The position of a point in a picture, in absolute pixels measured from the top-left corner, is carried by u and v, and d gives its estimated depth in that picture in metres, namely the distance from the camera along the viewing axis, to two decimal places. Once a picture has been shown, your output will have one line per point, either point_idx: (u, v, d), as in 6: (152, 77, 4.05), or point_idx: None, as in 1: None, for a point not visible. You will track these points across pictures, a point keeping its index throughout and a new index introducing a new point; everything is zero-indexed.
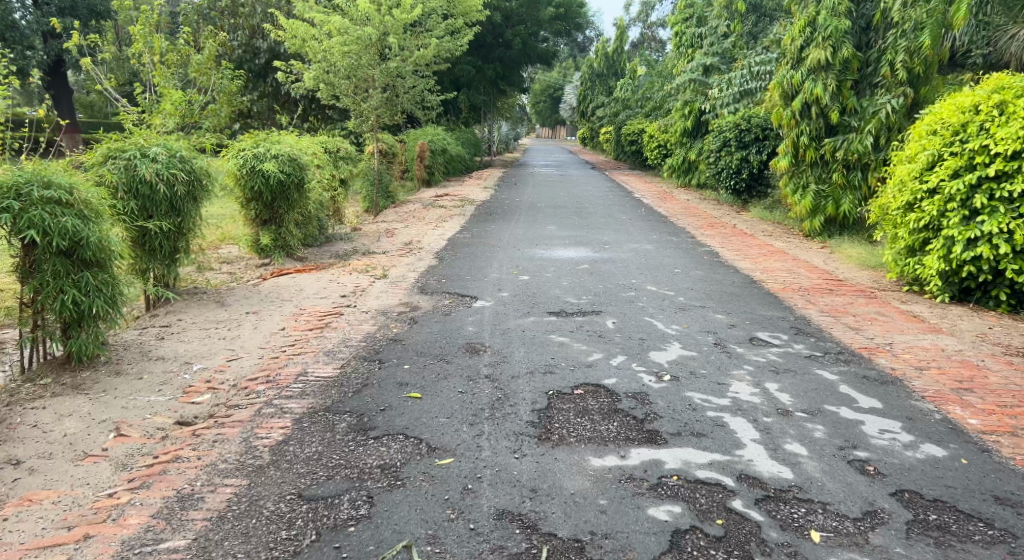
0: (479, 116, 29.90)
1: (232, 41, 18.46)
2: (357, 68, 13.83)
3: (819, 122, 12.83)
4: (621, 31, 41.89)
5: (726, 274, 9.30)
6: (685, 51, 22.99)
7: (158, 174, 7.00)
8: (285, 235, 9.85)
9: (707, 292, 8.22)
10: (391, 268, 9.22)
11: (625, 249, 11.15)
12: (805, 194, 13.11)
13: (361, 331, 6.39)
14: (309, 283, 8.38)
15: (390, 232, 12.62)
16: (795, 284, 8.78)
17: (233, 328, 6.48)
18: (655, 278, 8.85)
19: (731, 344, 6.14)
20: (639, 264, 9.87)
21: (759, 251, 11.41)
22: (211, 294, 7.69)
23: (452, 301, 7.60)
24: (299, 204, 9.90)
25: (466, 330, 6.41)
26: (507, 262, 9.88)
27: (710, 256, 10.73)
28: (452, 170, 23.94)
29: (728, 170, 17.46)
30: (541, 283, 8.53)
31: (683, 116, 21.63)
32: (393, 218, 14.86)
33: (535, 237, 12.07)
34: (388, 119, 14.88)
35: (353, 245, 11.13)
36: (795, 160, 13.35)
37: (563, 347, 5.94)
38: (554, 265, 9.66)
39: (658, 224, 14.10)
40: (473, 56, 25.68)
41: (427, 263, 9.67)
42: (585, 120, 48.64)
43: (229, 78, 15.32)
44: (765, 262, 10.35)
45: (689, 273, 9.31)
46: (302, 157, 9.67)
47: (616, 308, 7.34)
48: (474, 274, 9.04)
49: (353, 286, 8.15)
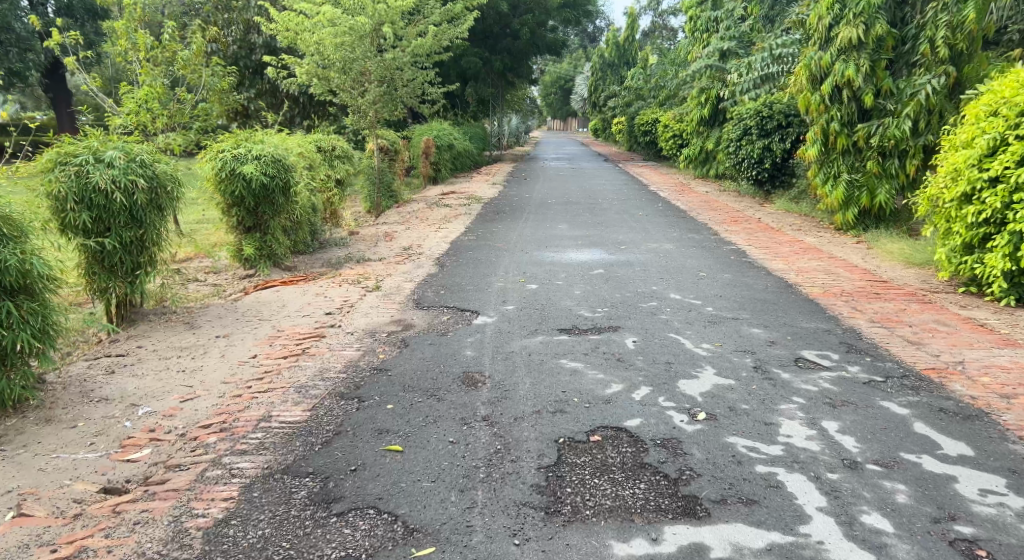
0: (487, 110, 29.03)
1: (226, 37, 17.67)
2: (352, 60, 13.06)
3: (852, 106, 11.87)
4: (632, 19, 40.92)
5: (757, 277, 8.40)
6: (700, 36, 22.03)
7: (114, 181, 6.16)
8: (272, 243, 9.03)
9: (737, 299, 7.33)
10: (386, 278, 8.40)
11: (644, 249, 10.27)
12: (836, 184, 12.15)
13: (343, 359, 5.56)
14: (293, 298, 7.55)
15: (390, 235, 11.80)
16: (835, 288, 7.87)
17: (197, 357, 5.62)
18: (678, 284, 7.96)
19: (772, 368, 5.26)
20: (659, 267, 9.00)
21: (790, 249, 10.49)
22: (182, 315, 6.85)
23: (451, 317, 6.77)
24: (286, 209, 9.09)
25: (463, 354, 5.56)
26: (514, 268, 9.02)
27: (737, 256, 9.81)
28: (459, 166, 23.08)
29: (750, 160, 16.51)
30: (551, 292, 7.67)
31: (699, 104, 20.95)
32: (396, 220, 14.03)
33: (545, 237, 11.20)
34: (387, 114, 14.06)
35: (348, 252, 10.32)
36: (825, 149, 12.39)
37: (576, 375, 5.09)
38: (566, 270, 8.79)
39: (677, 220, 13.18)
40: (479, 47, 24.80)
41: (426, 271, 8.85)
42: (596, 111, 47.70)
43: (222, 75, 14.56)
44: (797, 262, 9.42)
45: (715, 276, 8.41)
46: (287, 158, 8.88)
47: (635, 323, 6.47)
48: (477, 283, 8.19)
49: (342, 301, 7.32)
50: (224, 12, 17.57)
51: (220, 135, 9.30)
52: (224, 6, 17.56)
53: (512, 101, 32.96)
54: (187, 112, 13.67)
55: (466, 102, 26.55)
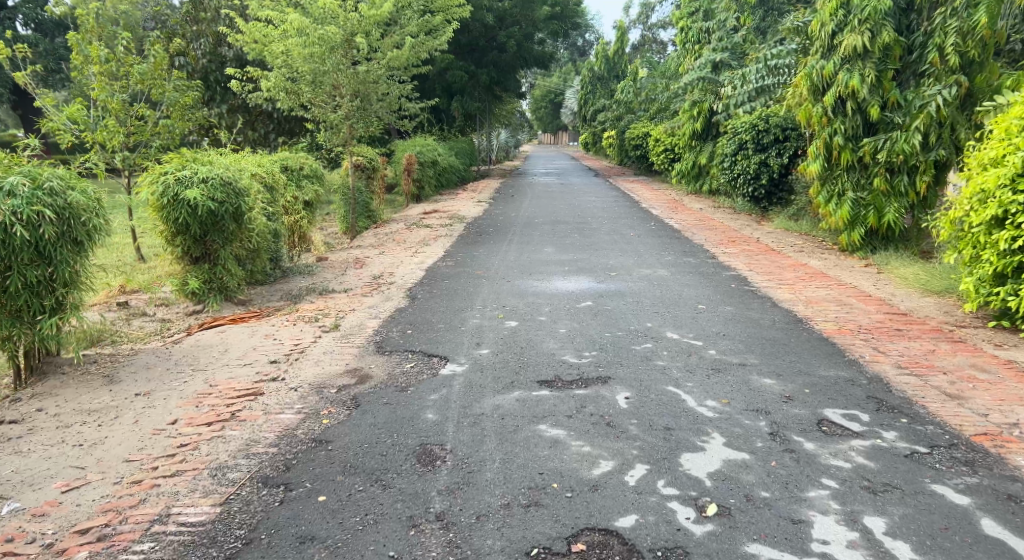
0: (474, 125, 28.23)
1: (195, 50, 16.83)
2: (322, 73, 12.21)
3: (856, 119, 11.05)
4: (621, 32, 40.28)
5: (763, 310, 7.55)
6: (691, 48, 21.28)
7: (14, 213, 5.29)
8: (222, 275, 8.15)
9: (743, 339, 6.46)
10: (347, 315, 7.51)
11: (636, 275, 9.41)
12: (841, 202, 11.31)
13: (278, 425, 4.65)
14: (238, 341, 6.65)
15: (361, 261, 10.90)
16: (851, 324, 7.00)
17: (105, 423, 4.72)
18: (675, 320, 7.08)
19: (792, 435, 4.38)
20: (653, 298, 8.14)
21: (794, 274, 9.63)
22: (104, 366, 5.96)
23: (416, 365, 5.86)
24: (239, 236, 8.21)
25: (423, 419, 4.66)
26: (492, 300, 8.12)
27: (738, 283, 8.95)
28: (444, 182, 22.26)
29: (746, 176, 15.73)
30: (532, 331, 6.77)
31: (691, 118, 20.07)
32: (371, 242, 13.15)
33: (529, 262, 10.32)
34: (362, 130, 13.21)
35: (312, 281, 9.41)
36: (828, 165, 11.57)
37: (557, 446, 4.19)
38: (550, 303, 7.90)
39: (671, 241, 12.33)
40: (464, 61, 24.01)
41: (394, 304, 7.96)
42: (586, 125, 47.10)
43: (186, 91, 13.71)
44: (804, 290, 8.56)
45: (715, 310, 7.54)
46: (239, 181, 8.03)
47: (627, 371, 5.57)
48: (449, 319, 7.29)
49: (293, 345, 6.42)
50: (193, 24, 16.77)
51: (166, 155, 8.45)
52: (192, 18, 16.79)
53: (500, 115, 32.18)
54: (147, 130, 12.82)
55: (452, 117, 25.77)
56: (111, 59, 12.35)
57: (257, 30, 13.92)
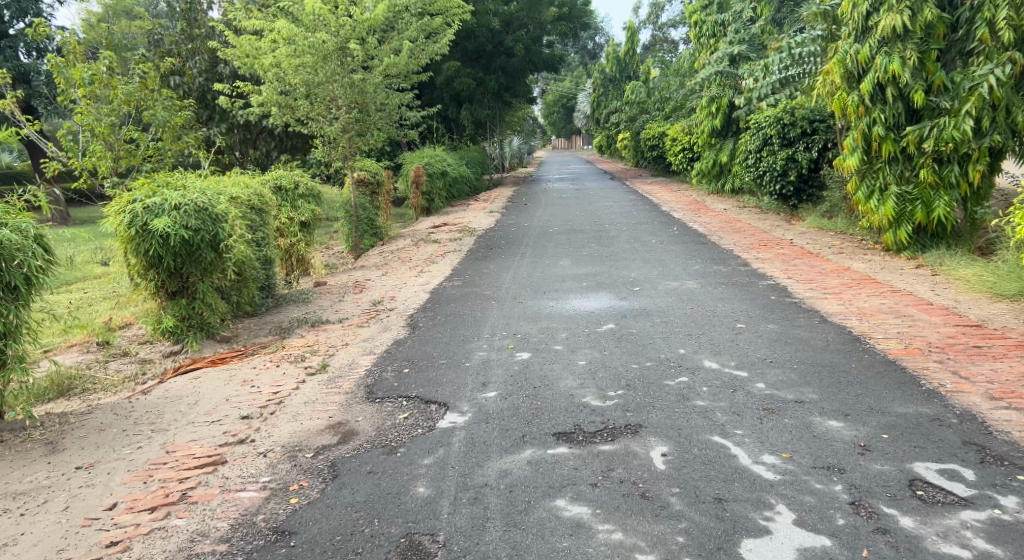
0: (485, 133, 27.35)
1: (191, 69, 16.13)
2: (315, 84, 11.41)
3: (898, 106, 10.03)
4: (632, 32, 39.44)
5: (812, 328, 6.61)
6: (705, 42, 20.44)
7: None
8: (202, 310, 7.31)
9: (796, 366, 5.49)
10: (338, 352, 6.64)
11: (663, 289, 8.48)
12: (883, 198, 10.29)
13: (235, 509, 3.81)
14: (211, 391, 5.78)
15: (361, 284, 10.05)
16: (918, 341, 6.02)
17: (28, 513, 3.91)
18: (712, 345, 6.14)
19: (881, 504, 3.50)
20: (685, 316, 7.20)
21: (839, 281, 8.66)
22: (50, 430, 5.13)
23: (410, 415, 4.98)
24: (219, 267, 7.37)
25: (415, 497, 3.78)
26: (502, 326, 7.20)
27: (779, 295, 7.97)
28: (456, 193, 21.40)
29: (772, 173, 14.78)
30: (546, 365, 5.84)
31: (709, 114, 19.25)
32: (374, 262, 12.28)
33: (543, 278, 9.40)
34: (362, 141, 12.39)
35: (305, 312, 8.54)
36: (867, 158, 10.51)
37: (579, 533, 3.43)
38: (567, 328, 6.97)
39: (698, 248, 11.39)
40: (471, 68, 23.20)
41: (392, 336, 7.09)
42: (600, 128, 46.24)
43: (178, 111, 12.95)
44: (853, 300, 7.58)
45: (757, 330, 6.58)
46: (217, 206, 7.21)
47: (661, 417, 4.63)
48: (452, 353, 6.39)
49: (271, 395, 5.53)
50: (187, 42, 16.10)
51: (136, 180, 7.63)
52: (187, 35, 16.15)
53: (512, 122, 31.33)
54: (140, 154, 11.87)
55: (462, 126, 24.93)
56: (95, 80, 11.52)
57: (247, 41, 13.32)
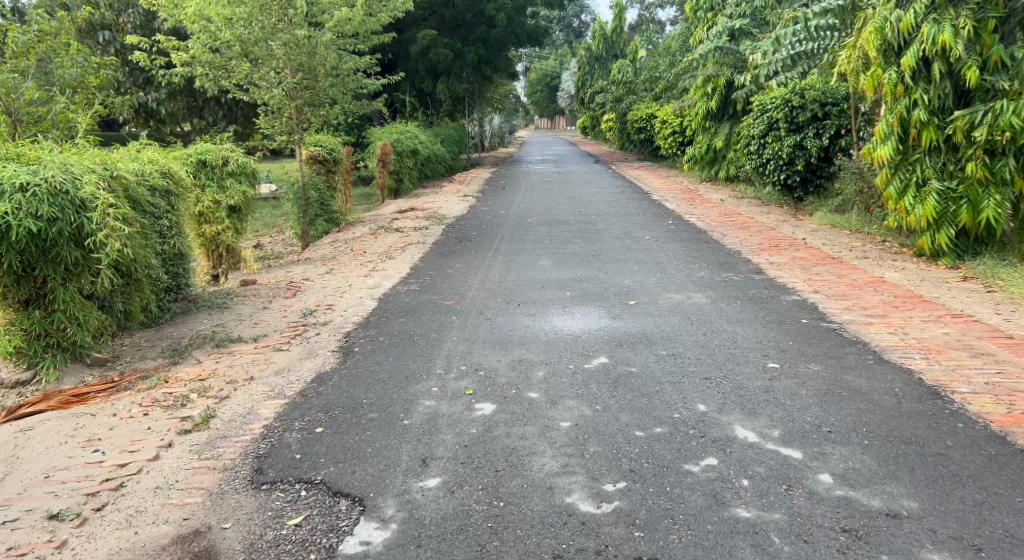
0: (463, 110, 25.52)
1: (124, 24, 14.65)
2: (253, 41, 9.77)
3: (945, 85, 8.38)
4: (619, 10, 37.79)
5: (868, 370, 4.94)
6: (703, 17, 18.77)
7: None
8: (63, 325, 5.59)
9: (869, 440, 3.83)
10: (236, 394, 4.94)
11: (665, 304, 6.82)
12: (921, 195, 8.61)
13: None
14: (33, 455, 4.10)
15: (296, 285, 8.32)
16: (1020, 400, 4.38)
17: None
18: (743, 399, 4.48)
19: None
20: (698, 347, 5.54)
21: (879, 296, 7.02)
22: None
23: (308, 519, 3.36)
24: (88, 269, 5.61)
25: None
26: (460, 356, 5.50)
27: (811, 318, 6.32)
28: (428, 174, 19.62)
29: (776, 161, 13.25)
30: (514, 430, 4.14)
31: (705, 95, 17.60)
32: (322, 254, 10.55)
33: (518, 285, 7.74)
34: (311, 113, 10.61)
35: (217, 324, 6.81)
36: (903, 147, 8.82)
37: None
38: (545, 362, 5.28)
39: (700, 248, 9.75)
40: (448, 37, 21.28)
41: (314, 369, 5.38)
42: (585, 108, 44.47)
43: (97, 71, 11.10)
44: (907, 327, 5.91)
45: (797, 374, 4.92)
46: (81, 187, 5.47)
47: (688, 544, 3.08)
48: (386, 400, 4.69)
49: (111, 470, 3.85)
50: None
51: None
52: None
53: (491, 98, 29.46)
54: (48, 119, 9.51)
55: (438, 100, 23.11)
56: None
57: None
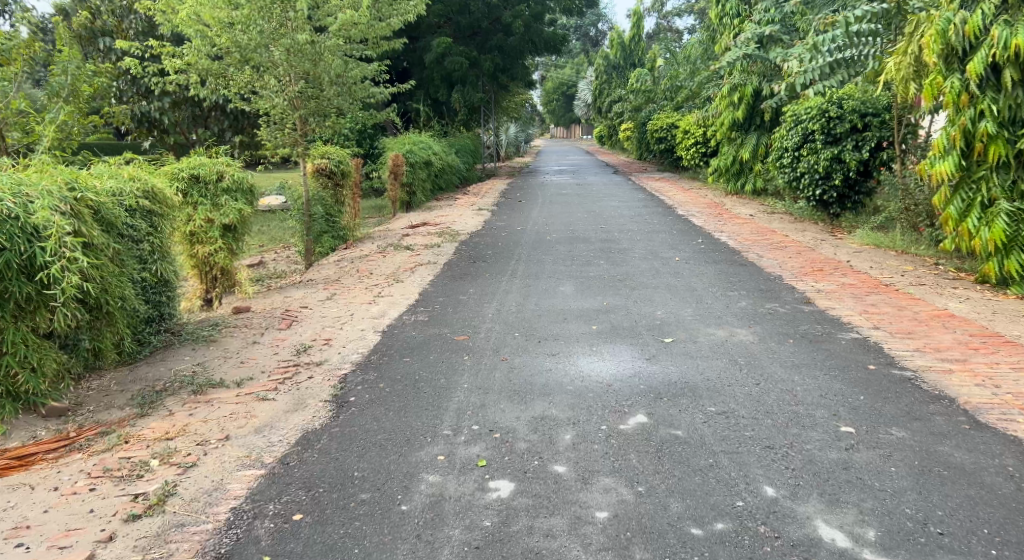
0: (479, 120, 24.78)
1: (128, 30, 13.99)
2: (249, 48, 9.00)
3: (1016, 94, 7.51)
4: (637, 18, 37.04)
5: (964, 437, 4.08)
6: (728, 24, 17.95)
7: None
8: (16, 372, 4.77)
9: (997, 550, 3.11)
10: (203, 461, 4.14)
11: (707, 343, 5.97)
12: (987, 216, 7.70)
13: None
14: None
15: (292, 312, 7.53)
16: None
17: None
18: (819, 479, 3.64)
19: None
20: (753, 402, 4.68)
21: (952, 335, 6.15)
22: None
23: None
24: (44, 305, 4.88)
25: None
26: (471, 410, 4.68)
27: (879, 362, 5.45)
28: (442, 185, 18.87)
29: (812, 175, 12.37)
30: (538, 525, 3.37)
31: (731, 104, 16.74)
32: (325, 275, 9.80)
33: (538, 315, 6.92)
34: (313, 123, 9.85)
35: (198, 363, 6.02)
36: (966, 163, 7.92)
37: None
38: (573, 421, 4.45)
39: (736, 271, 8.90)
40: (464, 45, 20.56)
41: (300, 427, 4.57)
42: (602, 118, 43.65)
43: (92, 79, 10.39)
44: (996, 377, 5.05)
45: (879, 442, 4.06)
46: (33, 212, 4.78)
47: None
48: (381, 472, 3.89)
49: None
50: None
51: None
52: None
53: (508, 108, 28.71)
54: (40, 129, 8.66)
55: (453, 110, 22.37)
56: None
57: None
